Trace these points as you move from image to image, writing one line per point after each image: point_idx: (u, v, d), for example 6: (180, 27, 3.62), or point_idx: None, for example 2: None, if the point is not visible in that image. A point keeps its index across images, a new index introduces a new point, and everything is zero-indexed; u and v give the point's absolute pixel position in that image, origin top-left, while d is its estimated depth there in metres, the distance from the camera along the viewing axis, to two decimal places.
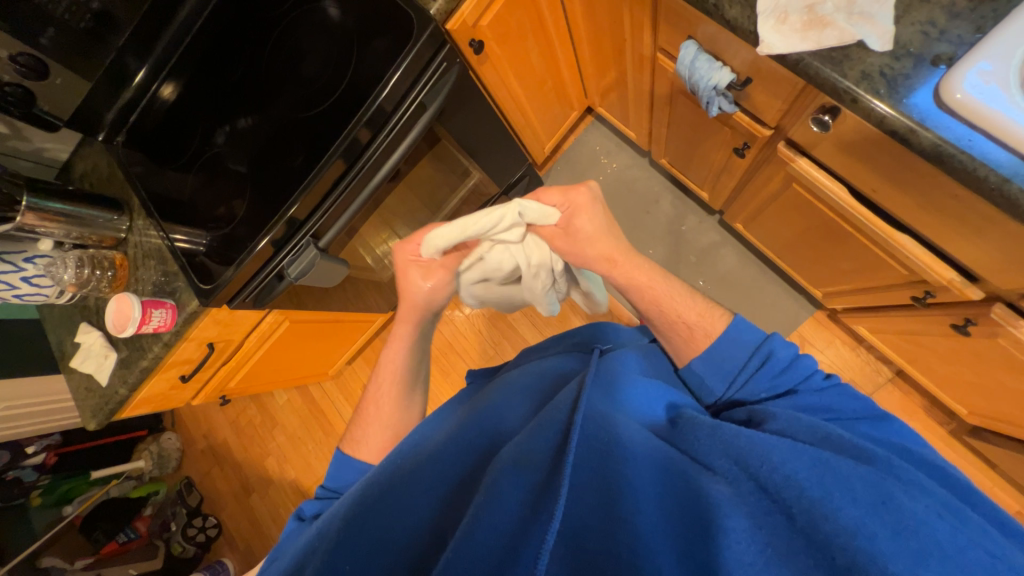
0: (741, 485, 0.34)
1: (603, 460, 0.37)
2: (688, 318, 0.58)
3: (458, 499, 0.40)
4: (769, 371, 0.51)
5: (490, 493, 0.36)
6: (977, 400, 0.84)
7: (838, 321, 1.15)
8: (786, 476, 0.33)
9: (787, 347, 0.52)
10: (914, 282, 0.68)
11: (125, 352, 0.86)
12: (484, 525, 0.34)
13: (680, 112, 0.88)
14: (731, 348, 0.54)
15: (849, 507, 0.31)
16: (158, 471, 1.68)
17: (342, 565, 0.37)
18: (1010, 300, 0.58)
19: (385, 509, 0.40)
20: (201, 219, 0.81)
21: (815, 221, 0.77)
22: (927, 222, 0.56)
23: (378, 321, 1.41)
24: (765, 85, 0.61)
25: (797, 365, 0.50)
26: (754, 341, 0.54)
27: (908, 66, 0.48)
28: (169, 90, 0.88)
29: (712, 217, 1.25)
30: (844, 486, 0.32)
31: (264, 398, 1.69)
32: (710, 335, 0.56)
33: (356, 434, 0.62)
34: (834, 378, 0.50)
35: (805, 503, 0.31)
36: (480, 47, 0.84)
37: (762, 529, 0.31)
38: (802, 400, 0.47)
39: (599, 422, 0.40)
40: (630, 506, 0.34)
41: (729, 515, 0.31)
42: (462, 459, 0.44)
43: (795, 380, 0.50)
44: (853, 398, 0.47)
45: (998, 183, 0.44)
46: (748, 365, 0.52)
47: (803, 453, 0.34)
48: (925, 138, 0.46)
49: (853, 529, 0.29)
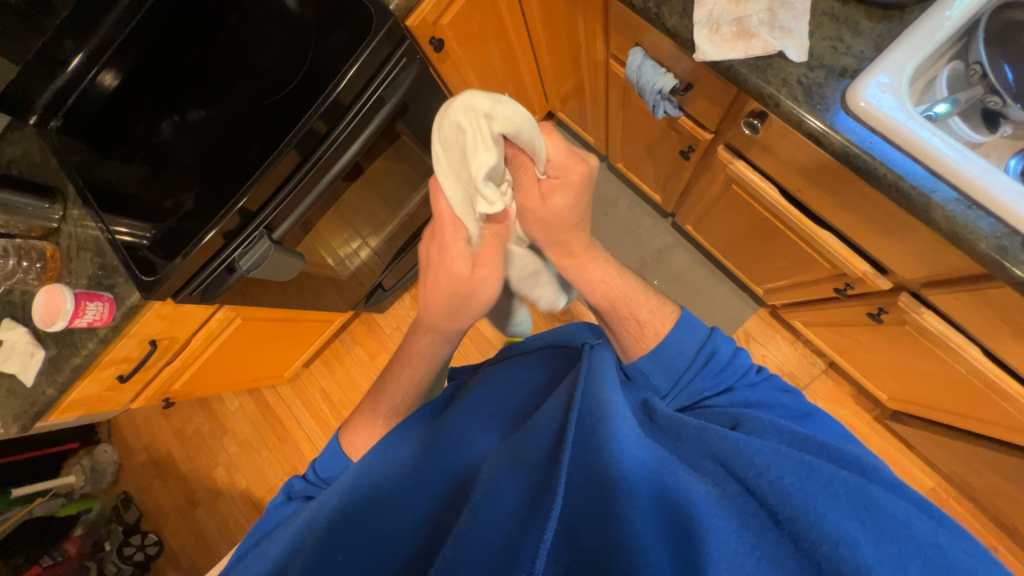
0: (727, 490, 0.36)
1: (604, 447, 0.38)
2: (639, 316, 0.61)
3: (456, 500, 0.43)
4: (713, 367, 0.56)
5: (487, 493, 0.38)
6: (895, 386, 0.92)
7: (778, 317, 1.23)
8: (771, 481, 0.35)
9: (727, 342, 0.59)
10: (835, 275, 0.75)
11: (55, 350, 0.79)
12: (483, 524, 0.36)
13: (632, 117, 0.93)
14: (677, 348, 0.58)
15: (834, 514, 0.33)
16: (90, 487, 1.58)
17: (333, 559, 0.40)
18: (914, 291, 0.65)
19: (380, 514, 0.43)
20: (145, 212, 0.78)
21: (753, 219, 0.83)
22: (843, 218, 0.62)
23: (338, 321, 1.38)
24: (704, 92, 0.66)
25: (735, 361, 0.57)
26: (701, 336, 0.59)
27: (821, 76, 0.53)
28: (110, 79, 0.82)
29: (665, 220, 1.31)
30: (825, 492, 0.34)
31: (214, 405, 1.63)
32: (659, 333, 0.59)
33: (355, 424, 0.64)
34: (764, 372, 0.56)
35: (794, 511, 0.33)
36: (441, 45, 0.85)
37: (751, 530, 0.33)
38: (739, 395, 0.53)
39: (597, 415, 0.40)
40: (626, 503, 0.34)
41: (719, 517, 0.33)
42: (457, 463, 0.47)
43: (735, 375, 0.56)
44: (781, 394, 0.53)
45: (895, 180, 0.49)
46: (694, 365, 0.57)
47: (787, 457, 0.36)
48: (835, 140, 0.51)
49: (836, 535, 0.31)
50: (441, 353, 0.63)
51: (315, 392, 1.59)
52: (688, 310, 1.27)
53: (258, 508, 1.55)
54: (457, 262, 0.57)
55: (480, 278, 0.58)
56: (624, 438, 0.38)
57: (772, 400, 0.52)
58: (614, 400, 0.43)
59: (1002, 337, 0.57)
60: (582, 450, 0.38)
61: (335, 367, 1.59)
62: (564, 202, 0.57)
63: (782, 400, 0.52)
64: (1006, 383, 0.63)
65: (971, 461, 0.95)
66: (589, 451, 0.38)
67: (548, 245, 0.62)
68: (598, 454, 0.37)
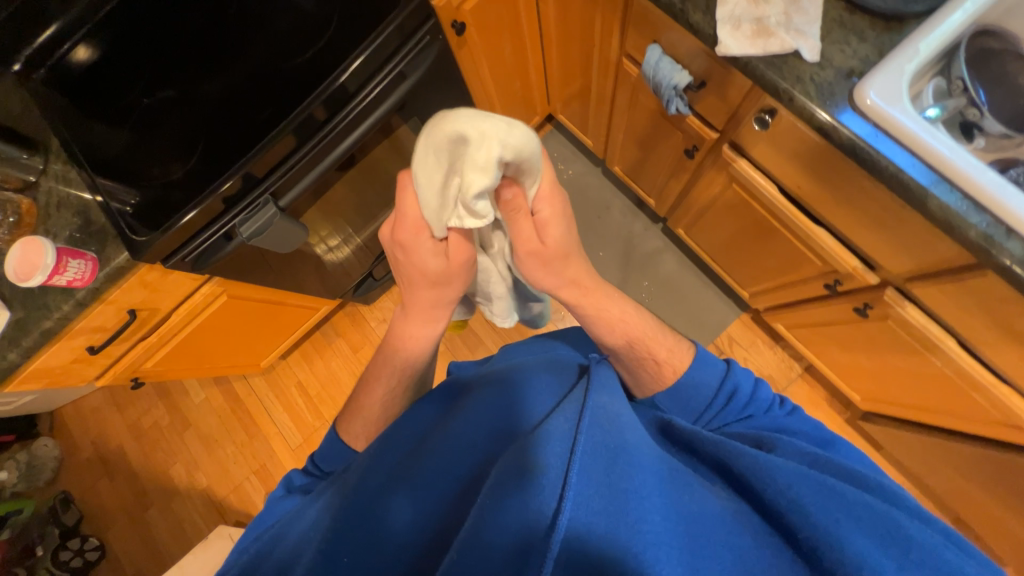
0: (747, 511, 0.38)
1: (614, 461, 0.37)
2: (658, 355, 0.61)
3: (464, 504, 0.42)
4: (735, 406, 0.58)
5: (494, 497, 0.37)
6: (870, 385, 0.98)
7: (759, 322, 1.29)
8: (791, 501, 0.36)
9: (747, 375, 0.60)
10: (825, 272, 0.79)
11: (22, 313, 0.71)
12: (492, 530, 0.35)
13: (637, 118, 0.97)
14: (696, 386, 0.59)
15: (855, 536, 0.34)
16: (24, 486, 1.43)
17: (342, 556, 0.41)
18: (899, 285, 0.70)
19: (388, 515, 0.43)
20: (130, 176, 0.73)
21: (749, 220, 0.87)
22: (841, 214, 0.67)
23: (323, 309, 1.33)
24: (716, 90, 0.70)
25: (757, 395, 0.58)
26: (720, 371, 0.61)
27: (830, 76, 0.57)
28: (84, 52, 0.79)
29: (656, 225, 1.36)
30: (848, 514, 0.35)
31: (177, 397, 1.52)
32: (678, 371, 0.60)
33: (355, 406, 0.65)
34: (787, 405, 0.58)
35: (814, 531, 0.35)
36: (462, 29, 0.86)
37: (767, 548, 0.36)
38: (761, 422, 0.55)
39: (607, 429, 0.40)
40: (634, 514, 0.34)
41: (738, 534, 0.36)
42: (461, 464, 0.46)
43: (757, 409, 0.57)
44: (805, 422, 0.55)
45: (896, 171, 0.54)
46: (714, 402, 0.58)
47: (810, 477, 0.37)
48: (842, 134, 0.56)
49: (858, 560, 0.33)
50: (433, 334, 0.65)
51: (290, 385, 1.52)
52: (675, 313, 1.31)
53: (219, 509, 1.45)
54: (432, 258, 0.58)
55: (458, 271, 0.59)
56: (635, 450, 0.38)
57: (793, 426, 0.54)
58: (623, 413, 0.43)
59: (978, 327, 0.62)
60: (589, 459, 0.37)
61: (314, 360, 1.53)
62: (561, 234, 0.58)
63: (806, 429, 0.54)
64: (979, 373, 0.68)
65: (935, 462, 1.01)
66: (596, 462, 0.37)
67: (561, 287, 0.61)
68: (606, 466, 0.36)
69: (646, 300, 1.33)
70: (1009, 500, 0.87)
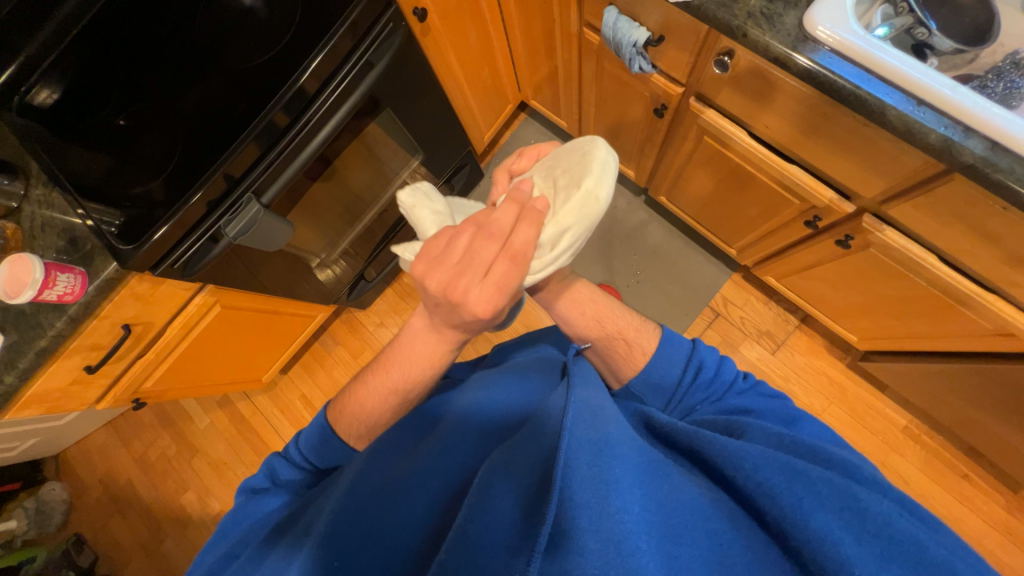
0: (723, 498, 0.38)
1: (596, 453, 0.37)
2: (626, 335, 0.62)
3: (455, 503, 0.42)
4: (703, 379, 0.58)
5: (481, 497, 0.38)
6: (866, 322, 1.00)
7: (751, 280, 1.31)
8: (759, 483, 0.37)
9: (711, 352, 0.61)
10: (804, 209, 0.81)
11: (13, 335, 0.71)
12: (480, 528, 0.36)
13: (606, 86, 0.99)
14: (666, 364, 0.59)
15: (817, 512, 0.34)
16: (35, 532, 1.41)
17: (331, 560, 0.40)
18: (875, 210, 0.71)
19: (377, 515, 0.43)
20: (111, 198, 0.72)
21: (726, 171, 0.89)
22: (811, 146, 0.68)
23: (320, 316, 1.34)
24: (675, 41, 0.72)
25: (722, 368, 0.59)
26: (686, 350, 0.61)
27: (780, 7, 0.59)
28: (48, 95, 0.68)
29: (639, 198, 1.38)
30: (813, 492, 0.35)
31: (183, 424, 1.51)
32: (647, 352, 0.61)
33: (344, 400, 0.60)
34: (751, 377, 0.58)
35: (782, 512, 0.35)
36: (424, 15, 0.88)
37: (743, 529, 0.36)
38: (731, 402, 0.55)
39: (591, 422, 0.41)
40: (616, 503, 0.34)
41: (711, 517, 0.36)
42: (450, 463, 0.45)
43: (723, 383, 0.57)
44: (767, 394, 0.56)
45: (852, 88, 0.56)
46: (683, 379, 0.58)
47: (777, 459, 0.38)
48: (797, 61, 0.58)
49: (821, 534, 0.33)
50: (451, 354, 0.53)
51: (295, 399, 1.51)
52: (666, 282, 1.33)
53: None
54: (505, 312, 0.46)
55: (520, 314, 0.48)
56: (616, 441, 0.39)
57: (761, 404, 0.54)
58: (606, 407, 0.44)
59: (954, 236, 0.64)
60: (574, 454, 0.38)
61: (317, 371, 1.52)
62: None
63: (769, 405, 0.54)
64: (965, 286, 0.70)
65: (938, 393, 1.02)
66: (581, 454, 0.37)
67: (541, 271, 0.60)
68: (590, 458, 0.37)
69: (639, 273, 1.34)
70: (1013, 416, 0.88)
